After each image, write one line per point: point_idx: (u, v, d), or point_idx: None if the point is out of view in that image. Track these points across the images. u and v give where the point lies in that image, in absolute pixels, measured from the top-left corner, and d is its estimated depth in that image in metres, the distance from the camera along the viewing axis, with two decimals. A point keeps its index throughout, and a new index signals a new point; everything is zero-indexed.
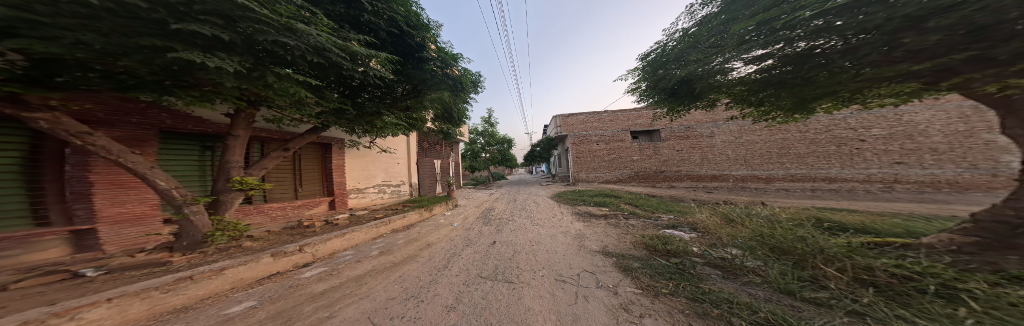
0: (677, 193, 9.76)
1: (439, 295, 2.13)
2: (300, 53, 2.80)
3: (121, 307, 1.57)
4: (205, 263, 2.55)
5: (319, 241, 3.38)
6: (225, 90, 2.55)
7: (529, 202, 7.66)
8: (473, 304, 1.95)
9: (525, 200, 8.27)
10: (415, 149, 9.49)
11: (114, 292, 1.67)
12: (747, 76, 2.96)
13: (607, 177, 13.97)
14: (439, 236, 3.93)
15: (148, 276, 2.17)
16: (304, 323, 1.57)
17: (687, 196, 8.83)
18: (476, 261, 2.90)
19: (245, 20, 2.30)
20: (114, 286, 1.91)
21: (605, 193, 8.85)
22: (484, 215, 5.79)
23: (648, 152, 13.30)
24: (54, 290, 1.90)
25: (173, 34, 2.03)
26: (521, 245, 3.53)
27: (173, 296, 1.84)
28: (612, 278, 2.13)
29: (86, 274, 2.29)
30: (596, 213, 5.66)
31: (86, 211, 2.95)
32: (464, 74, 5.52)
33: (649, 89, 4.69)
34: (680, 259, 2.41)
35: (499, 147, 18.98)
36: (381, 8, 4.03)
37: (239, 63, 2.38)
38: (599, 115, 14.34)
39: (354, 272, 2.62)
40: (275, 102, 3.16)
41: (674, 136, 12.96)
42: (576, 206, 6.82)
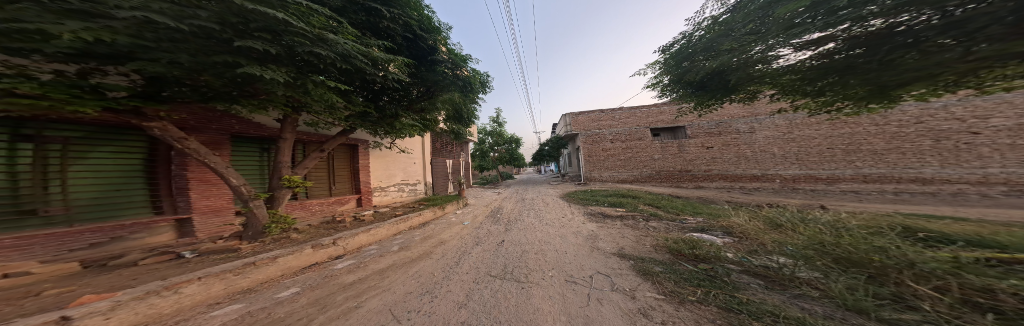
0: (708, 194, 9.16)
1: (451, 292, 2.20)
2: (331, 61, 3.00)
3: (207, 285, 1.92)
4: (265, 250, 2.88)
5: (348, 235, 3.62)
6: (276, 98, 2.86)
7: (538, 202, 7.60)
8: (482, 301, 2.00)
9: (536, 199, 8.20)
10: (430, 149, 9.81)
11: (202, 272, 2.03)
12: (801, 63, 2.63)
13: (625, 177, 13.45)
14: (452, 234, 4.03)
15: (223, 259, 2.51)
16: (333, 313, 1.68)
17: (719, 198, 8.26)
18: (487, 260, 2.95)
19: (288, 34, 2.54)
20: (200, 267, 2.25)
21: (622, 193, 8.55)
22: (494, 214, 5.83)
23: (673, 150, 12.76)
24: (164, 268, 2.32)
25: (236, 50, 2.33)
26: (530, 244, 3.52)
27: (241, 279, 2.16)
28: (629, 281, 2.08)
29: (186, 255, 2.80)
30: (613, 214, 5.51)
31: (185, 203, 3.66)
32: (474, 74, 5.58)
33: (671, 83, 4.42)
34: (711, 265, 2.26)
35: (508, 147, 19.04)
36: (397, 14, 4.20)
37: (286, 73, 2.65)
38: (615, 112, 13.89)
39: (378, 266, 2.77)
40: (313, 108, 3.45)
41: (703, 133, 12.37)
42: (590, 207, 6.67)
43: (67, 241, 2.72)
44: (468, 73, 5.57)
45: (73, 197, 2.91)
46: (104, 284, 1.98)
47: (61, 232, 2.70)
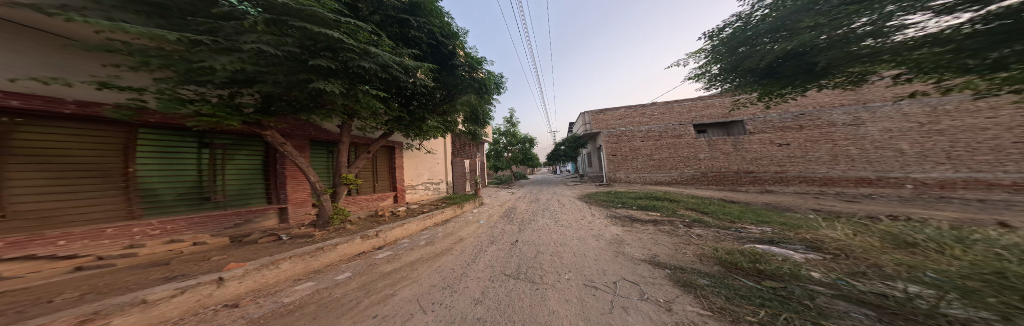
0: (766, 199, 8.01)
1: (468, 288, 2.27)
2: (374, 72, 3.31)
3: (296, 262, 2.52)
4: (330, 237, 3.39)
5: (387, 229, 3.97)
6: (336, 107, 3.33)
7: (554, 202, 7.46)
8: (497, 300, 2.04)
9: (551, 200, 8.07)
10: (450, 149, 10.24)
11: (287, 254, 2.59)
12: (948, 29, 1.52)
13: (659, 178, 12.46)
14: (470, 232, 4.17)
15: (302, 243, 3.07)
16: (373, 299, 1.91)
17: (780, 203, 7.15)
18: (506, 258, 3.01)
19: (343, 51, 2.94)
20: (285, 250, 2.82)
21: (653, 196, 7.97)
22: (507, 214, 5.87)
23: (724, 147, 11.38)
24: (268, 247, 2.98)
25: (309, 68, 2.83)
26: (545, 246, 3.48)
27: (313, 260, 2.69)
28: (664, 292, 1.94)
29: (283, 237, 3.49)
30: (641, 218, 5.18)
31: (284, 195, 4.77)
32: (489, 76, 5.65)
33: (720, 72, 3.46)
34: (780, 283, 1.88)
35: (521, 147, 19.02)
36: (423, 23, 4.46)
37: (343, 85, 3.07)
38: (646, 108, 13.03)
39: (410, 258, 2.99)
40: (361, 115, 3.91)
41: (778, 128, 10.60)
42: (615, 209, 6.38)
43: (222, 221, 3.94)
44: (483, 74, 5.66)
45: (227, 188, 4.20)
46: (241, 255, 2.72)
47: (220, 214, 3.97)
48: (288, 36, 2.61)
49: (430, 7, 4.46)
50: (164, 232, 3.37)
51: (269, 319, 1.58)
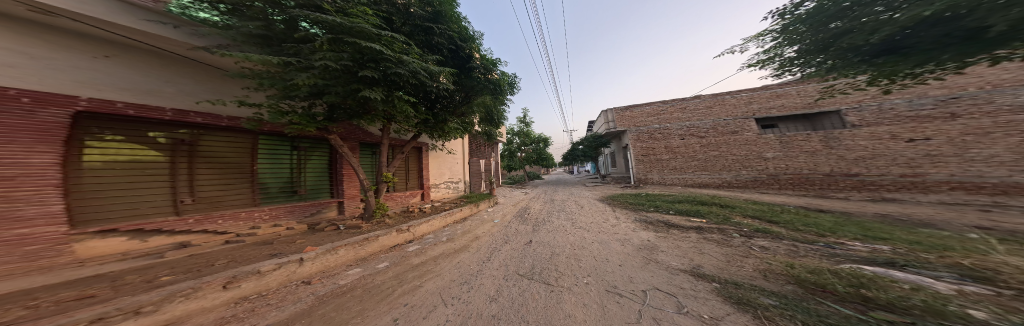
0: (835, 203, 6.72)
1: (484, 285, 2.34)
2: (407, 78, 3.60)
3: (350, 250, 2.97)
4: (376, 228, 3.82)
5: (417, 223, 4.26)
6: (378, 113, 3.73)
7: (570, 204, 7.21)
8: (512, 299, 2.06)
9: (570, 201, 7.81)
10: (468, 149, 10.56)
11: (341, 242, 3.04)
12: None
13: (702, 180, 11.21)
14: (485, 230, 4.27)
15: (352, 233, 3.50)
16: (405, 288, 2.13)
17: (857, 209, 5.91)
18: (523, 258, 3.00)
19: (383, 61, 3.30)
20: (338, 238, 3.25)
21: (692, 199, 7.19)
22: (521, 213, 5.89)
23: (798, 144, 9.71)
24: (328, 235, 3.45)
25: (359, 79, 3.28)
26: (561, 248, 3.40)
27: (362, 249, 3.10)
28: (711, 309, 1.57)
29: (341, 227, 4.00)
30: (671, 223, 4.72)
31: (343, 191, 5.42)
32: (502, 77, 5.70)
33: (798, 54, 3.02)
34: (908, 318, 1.15)
35: (535, 147, 18.93)
36: (444, 29, 4.67)
37: (385, 93, 3.46)
38: (686, 103, 11.97)
39: (435, 252, 3.18)
40: (399, 120, 4.30)
41: (907, 119, 8.24)
42: (644, 213, 5.95)
43: (304, 210, 4.73)
44: (497, 75, 5.74)
45: (307, 183, 4.99)
46: (312, 240, 3.24)
47: (303, 205, 4.75)
48: (343, 52, 3.07)
49: (449, 14, 4.66)
50: (270, 217, 4.23)
51: (324, 300, 1.88)
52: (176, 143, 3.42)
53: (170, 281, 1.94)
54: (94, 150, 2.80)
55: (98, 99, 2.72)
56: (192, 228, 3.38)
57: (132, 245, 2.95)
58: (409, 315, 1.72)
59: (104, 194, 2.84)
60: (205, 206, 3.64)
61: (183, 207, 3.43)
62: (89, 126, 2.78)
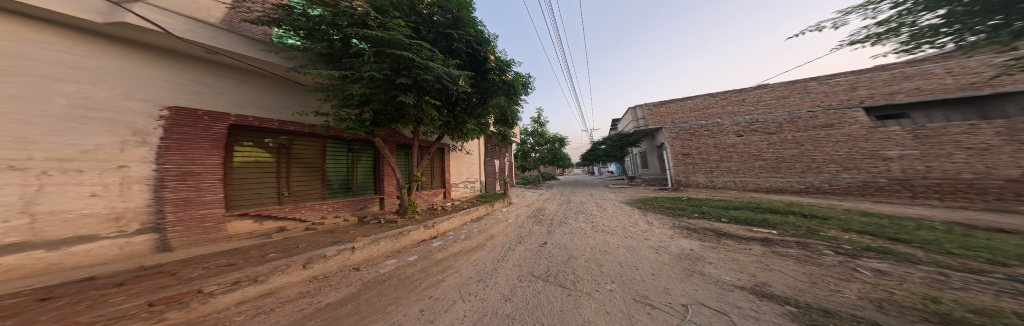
0: (956, 211, 4.98)
1: (498, 284, 2.33)
2: (433, 83, 3.80)
3: (388, 243, 3.24)
4: (410, 223, 4.14)
5: (440, 221, 4.47)
6: (410, 117, 4.02)
7: (588, 206, 6.80)
8: (526, 300, 2.04)
9: (591, 203, 7.32)
10: (483, 150, 10.75)
11: (382, 234, 3.39)
12: None
13: (779, 185, 8.72)
14: (499, 230, 4.27)
15: (386, 227, 3.82)
16: (429, 281, 2.26)
17: (1000, 219, 4.18)
18: (540, 256, 2.93)
19: (414, 68, 3.53)
20: (376, 231, 3.56)
21: (734, 205, 6.15)
22: (536, 214, 5.77)
23: (953, 139, 6.65)
24: (369, 228, 3.82)
25: (394, 85, 3.56)
26: (579, 251, 3.22)
27: (397, 242, 3.36)
28: None
29: (381, 221, 4.41)
30: (708, 230, 4.08)
31: (387, 188, 5.91)
32: (516, 77, 5.69)
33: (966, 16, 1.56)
34: None
35: (551, 147, 18.54)
36: (463, 34, 4.78)
37: (417, 98, 3.72)
38: (742, 95, 10.56)
39: (455, 249, 3.29)
40: (427, 123, 4.56)
41: None
42: (685, 220, 4.95)
43: (359, 204, 5.33)
44: (511, 76, 5.73)
45: (363, 180, 5.64)
46: (360, 230, 3.64)
47: (360, 199, 5.37)
48: (383, 63, 3.37)
49: (467, 19, 4.73)
50: (337, 209, 4.89)
51: (367, 286, 2.13)
52: (279, 147, 4.28)
53: (247, 261, 2.34)
54: (236, 154, 3.76)
55: (243, 116, 3.76)
56: (289, 214, 4.17)
57: (254, 227, 3.80)
58: (432, 308, 1.84)
59: (239, 186, 3.75)
60: (298, 198, 4.44)
61: (284, 198, 4.26)
62: (237, 136, 3.79)
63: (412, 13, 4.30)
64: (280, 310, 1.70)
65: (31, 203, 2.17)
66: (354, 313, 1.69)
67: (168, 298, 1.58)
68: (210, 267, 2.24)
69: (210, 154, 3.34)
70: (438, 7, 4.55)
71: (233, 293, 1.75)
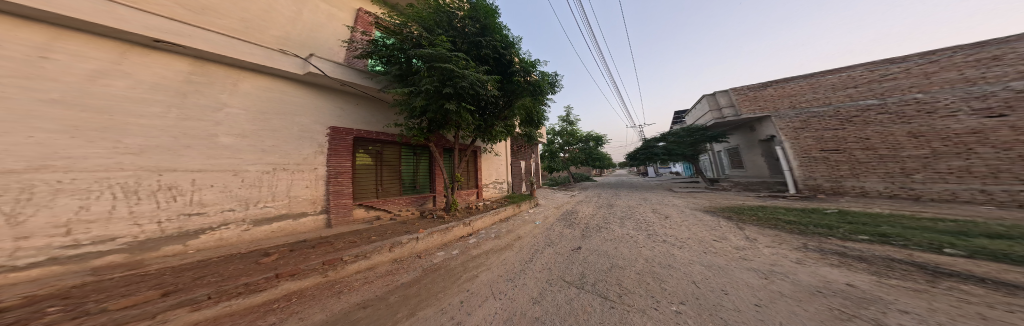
0: None
1: (528, 284, 2.26)
2: (467, 89, 4.21)
3: (438, 237, 3.71)
4: (456, 219, 4.70)
5: (474, 219, 4.77)
6: (455, 122, 4.62)
7: (634, 212, 5.68)
8: (555, 304, 1.97)
9: (644, 209, 6.06)
10: (509, 151, 10.37)
11: (437, 228, 3.92)
12: None
13: None
14: (527, 232, 4.19)
15: (435, 222, 4.41)
16: (466, 276, 2.43)
17: None
18: (580, 259, 2.68)
19: (455, 78, 4.01)
20: (428, 224, 4.16)
21: (901, 224, 3.91)
22: (567, 216, 5.44)
23: None
24: (426, 222, 4.48)
25: (443, 95, 4.17)
26: (627, 260, 2.71)
27: (445, 235, 3.83)
28: None
29: (436, 215, 5.06)
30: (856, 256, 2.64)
31: (441, 187, 6.48)
32: (541, 77, 5.57)
33: None
34: None
35: (583, 146, 17.32)
36: (490, 40, 4.95)
37: (458, 104, 4.21)
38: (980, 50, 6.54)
39: (486, 247, 3.42)
40: (465, 128, 5.03)
41: None
42: (823, 239, 3.39)
43: (424, 200, 6.03)
44: (535, 77, 5.61)
45: (427, 180, 6.32)
46: (422, 223, 4.31)
47: (425, 196, 6.09)
48: (431, 76, 3.99)
49: (492, 26, 4.91)
50: (411, 203, 5.67)
51: (425, 273, 2.52)
52: (376, 152, 5.24)
53: (358, 241, 3.07)
54: (360, 156, 4.92)
55: (364, 130, 4.98)
56: (381, 205, 5.07)
57: (365, 213, 4.86)
58: (470, 301, 2.04)
59: (358, 180, 4.87)
60: (387, 192, 5.37)
61: (379, 193, 5.21)
62: (362, 144, 5.00)
63: (451, 29, 4.79)
64: (373, 284, 2.30)
65: (289, 190, 3.84)
66: (417, 296, 2.12)
67: (324, 263, 2.45)
68: (344, 242, 3.04)
69: (347, 159, 4.61)
70: (470, 19, 4.87)
71: (353, 264, 2.54)
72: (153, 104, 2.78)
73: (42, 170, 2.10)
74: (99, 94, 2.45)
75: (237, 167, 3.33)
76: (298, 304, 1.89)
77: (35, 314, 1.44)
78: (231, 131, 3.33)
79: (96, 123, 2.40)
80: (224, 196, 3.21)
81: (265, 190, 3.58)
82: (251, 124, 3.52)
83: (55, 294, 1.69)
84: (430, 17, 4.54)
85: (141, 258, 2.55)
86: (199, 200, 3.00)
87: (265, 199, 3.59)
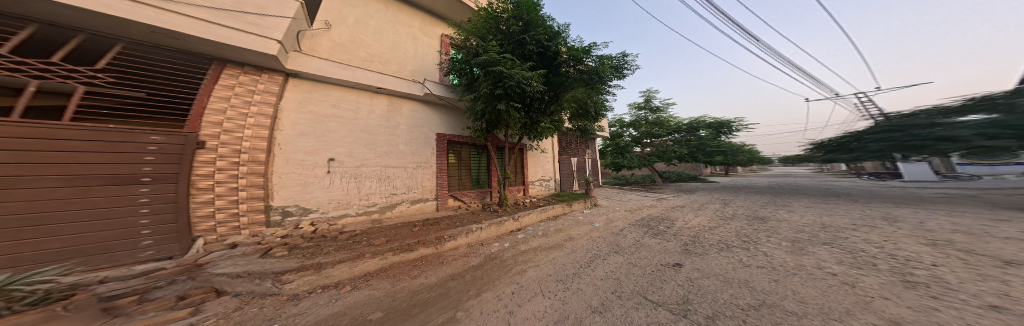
0: None
1: (581, 291, 1.82)
2: (514, 88, 3.82)
3: (495, 230, 4.03)
4: (511, 212, 4.89)
5: (523, 215, 4.70)
6: (510, 121, 4.26)
7: (849, 238, 2.70)
8: (624, 321, 1.31)
9: (891, 238, 2.62)
10: (557, 147, 8.45)
11: (497, 220, 4.32)
12: None
13: None
14: (581, 233, 3.56)
15: (492, 215, 4.73)
16: (515, 270, 2.43)
17: None
18: (688, 281, 1.70)
19: (507, 77, 3.70)
20: (491, 216, 4.57)
21: None
22: (648, 223, 4.16)
23: None
24: (489, 214, 4.78)
25: (499, 96, 3.95)
26: (785, 291, 1.39)
27: (502, 229, 4.15)
28: None
29: (494, 209, 5.21)
30: None
31: (494, 184, 6.09)
32: (599, 62, 4.56)
33: None
34: None
35: (676, 137, 11.84)
36: (539, 33, 4.21)
37: (507, 104, 3.93)
38: None
39: (528, 245, 3.13)
40: (512, 128, 4.66)
41: None
42: None
43: (488, 192, 5.95)
44: (590, 63, 4.62)
45: (489, 178, 6.09)
46: (486, 216, 4.61)
47: (487, 190, 5.92)
48: (486, 81, 3.80)
49: (536, 20, 4.15)
50: (478, 194, 5.73)
51: (484, 261, 2.81)
52: (456, 150, 5.58)
53: (451, 225, 4.05)
54: (450, 156, 5.43)
55: (456, 134, 5.54)
56: (461, 197, 5.41)
57: (454, 203, 5.35)
58: (519, 293, 1.96)
59: (451, 175, 5.42)
60: (464, 185, 5.66)
61: (456, 186, 5.47)
62: (452, 146, 5.53)
63: (498, 34, 4.27)
64: (454, 263, 2.90)
65: (425, 182, 4.91)
66: (482, 279, 2.39)
67: (436, 237, 3.42)
68: (445, 223, 4.18)
69: (440, 157, 5.16)
70: (513, 19, 4.19)
71: (446, 243, 3.39)
72: (393, 133, 4.51)
73: (362, 166, 4.11)
74: (376, 129, 4.31)
75: (409, 170, 4.69)
76: (425, 265, 2.88)
77: (359, 236, 3.50)
78: (403, 140, 4.65)
79: (373, 141, 4.26)
80: (409, 185, 4.68)
81: (416, 184, 4.78)
82: (407, 135, 4.71)
83: (360, 233, 3.61)
84: (481, 26, 4.18)
85: (382, 216, 4.33)
86: (403, 185, 4.60)
87: (415, 188, 4.77)
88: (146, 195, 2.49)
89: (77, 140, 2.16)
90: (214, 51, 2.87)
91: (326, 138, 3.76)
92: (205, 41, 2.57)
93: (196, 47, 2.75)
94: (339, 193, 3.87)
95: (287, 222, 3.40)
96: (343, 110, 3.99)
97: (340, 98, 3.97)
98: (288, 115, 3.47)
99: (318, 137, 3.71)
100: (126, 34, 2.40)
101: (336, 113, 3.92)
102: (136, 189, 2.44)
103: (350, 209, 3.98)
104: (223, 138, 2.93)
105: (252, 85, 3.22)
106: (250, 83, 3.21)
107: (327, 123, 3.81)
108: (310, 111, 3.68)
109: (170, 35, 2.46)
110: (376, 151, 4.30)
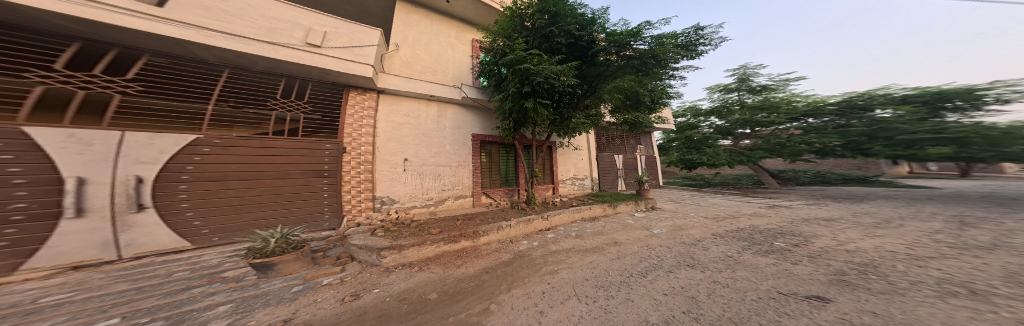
0: None
1: (631, 301, 1.31)
2: (540, 85, 3.70)
3: (523, 226, 3.82)
4: (541, 210, 4.57)
5: (553, 213, 4.33)
6: (539, 117, 4.06)
7: None
8: None
9: None
10: (594, 144, 7.34)
11: (526, 219, 4.00)
12: None
13: None
14: (630, 239, 2.86)
15: (522, 212, 4.52)
16: (545, 270, 2.08)
17: None
18: (846, 324, 0.89)
19: (534, 72, 3.60)
20: (524, 213, 4.44)
21: None
22: (748, 238, 2.79)
23: None
24: (518, 211, 4.67)
25: (527, 94, 3.87)
26: None
27: (526, 230, 3.84)
28: None
29: (522, 206, 5.02)
30: None
31: (522, 181, 6.15)
32: (654, 45, 4.14)
33: None
34: None
35: (811, 127, 7.83)
36: (568, 25, 4.03)
37: (534, 101, 3.84)
38: None
39: (561, 245, 2.73)
40: (541, 126, 4.43)
41: None
42: None
43: (516, 189, 6.09)
44: (637, 50, 4.26)
45: (520, 177, 6.18)
46: (517, 213, 4.44)
47: (515, 188, 6.06)
48: (513, 80, 3.79)
49: (563, 11, 3.96)
50: (507, 192, 5.93)
51: (512, 260, 2.58)
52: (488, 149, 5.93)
53: (484, 220, 4.10)
54: (483, 155, 5.79)
55: (488, 134, 5.93)
56: (491, 194, 5.68)
57: (488, 200, 5.67)
58: (550, 294, 1.63)
59: (484, 174, 5.76)
60: (494, 183, 5.90)
61: (486, 182, 5.76)
62: (485, 146, 5.90)
63: (525, 31, 4.22)
64: (484, 258, 2.83)
65: (466, 178, 5.42)
66: (511, 276, 2.19)
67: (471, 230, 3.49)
68: (480, 219, 4.29)
69: (475, 155, 5.63)
70: (539, 13, 4.05)
71: (479, 237, 3.40)
72: (444, 138, 5.28)
73: (426, 164, 4.98)
74: (433, 135, 5.16)
75: (456, 167, 5.33)
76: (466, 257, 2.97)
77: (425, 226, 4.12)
78: (449, 141, 5.32)
79: (433, 144, 5.12)
80: (455, 181, 5.27)
81: (460, 178, 5.34)
82: (451, 133, 5.40)
83: (422, 223, 4.24)
84: (506, 25, 4.19)
85: (434, 207, 4.99)
86: (453, 182, 5.25)
87: (458, 184, 5.32)
88: (330, 183, 4.06)
89: (310, 149, 3.95)
90: (349, 80, 4.33)
91: (398, 139, 4.75)
92: (345, 72, 3.97)
93: (341, 79, 4.27)
94: (414, 187, 4.80)
95: (383, 208, 4.43)
96: (410, 117, 4.98)
97: (410, 109, 5.00)
98: (383, 127, 4.63)
99: (395, 139, 4.72)
100: (313, 74, 4.03)
101: (409, 122, 4.94)
102: (327, 178, 4.04)
103: (414, 200, 4.78)
104: (355, 144, 4.33)
105: (361, 101, 4.53)
106: (365, 99, 4.56)
107: (403, 128, 4.85)
108: (392, 120, 4.76)
109: (331, 72, 3.94)
110: (433, 152, 5.11)
